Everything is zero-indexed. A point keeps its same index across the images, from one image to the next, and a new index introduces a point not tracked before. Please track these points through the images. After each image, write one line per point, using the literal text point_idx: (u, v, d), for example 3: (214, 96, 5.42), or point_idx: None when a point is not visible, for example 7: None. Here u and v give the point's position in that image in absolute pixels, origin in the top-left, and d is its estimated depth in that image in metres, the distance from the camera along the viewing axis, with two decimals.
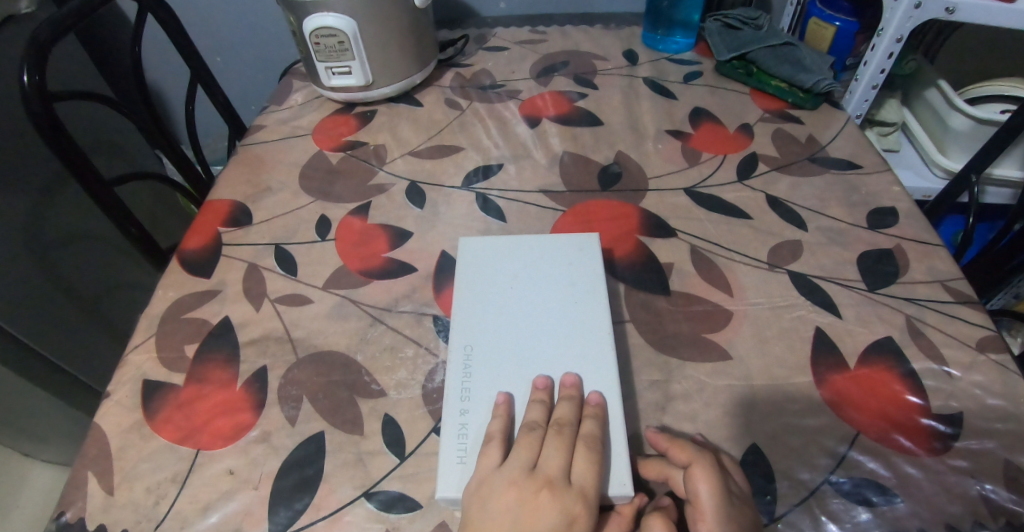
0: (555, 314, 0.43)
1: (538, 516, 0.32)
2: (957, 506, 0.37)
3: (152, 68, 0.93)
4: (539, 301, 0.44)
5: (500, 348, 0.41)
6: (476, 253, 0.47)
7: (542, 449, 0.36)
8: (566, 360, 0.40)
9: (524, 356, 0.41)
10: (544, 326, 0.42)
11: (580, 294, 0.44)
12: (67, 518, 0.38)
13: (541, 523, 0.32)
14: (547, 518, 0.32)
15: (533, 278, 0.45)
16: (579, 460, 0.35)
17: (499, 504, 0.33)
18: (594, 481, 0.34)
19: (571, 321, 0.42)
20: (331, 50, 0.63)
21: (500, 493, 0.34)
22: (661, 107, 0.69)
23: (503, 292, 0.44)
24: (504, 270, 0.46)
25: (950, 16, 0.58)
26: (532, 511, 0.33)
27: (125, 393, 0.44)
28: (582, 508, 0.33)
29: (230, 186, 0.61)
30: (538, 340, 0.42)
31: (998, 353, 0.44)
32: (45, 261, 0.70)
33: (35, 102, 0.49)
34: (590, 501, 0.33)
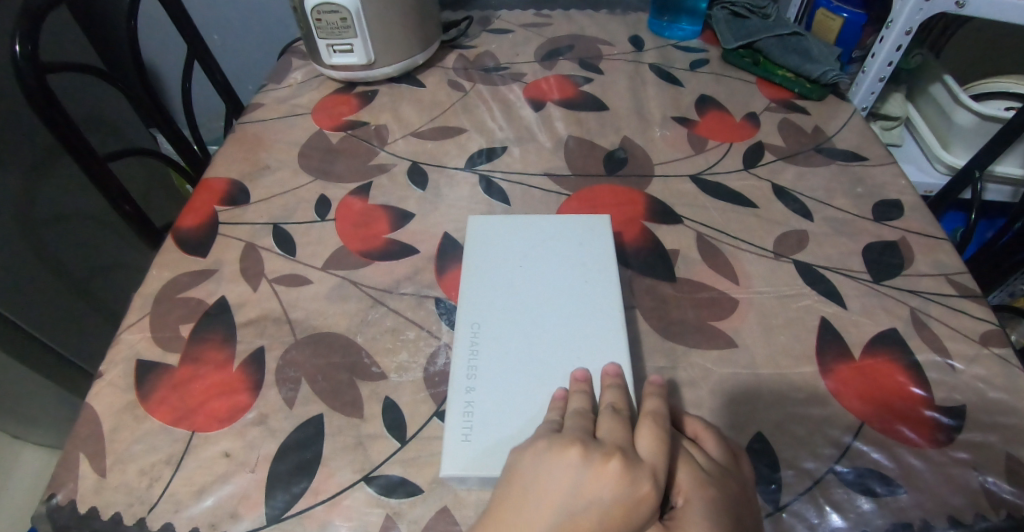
0: (568, 293, 0.42)
1: (602, 486, 0.28)
2: (959, 498, 0.37)
3: (149, 46, 0.91)
4: (550, 280, 0.43)
5: (507, 326, 0.41)
6: (484, 233, 0.47)
7: (600, 422, 0.33)
8: (574, 339, 0.40)
9: (535, 333, 0.40)
10: (551, 305, 0.42)
11: (594, 276, 0.43)
12: (57, 500, 0.37)
13: (603, 492, 0.28)
14: (611, 491, 0.28)
15: (545, 257, 0.45)
16: (648, 434, 0.31)
17: (561, 462, 0.29)
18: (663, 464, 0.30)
19: (579, 300, 0.42)
20: (332, 27, 0.61)
21: (565, 451, 0.30)
22: (667, 93, 0.68)
23: (513, 271, 0.44)
24: (514, 248, 0.46)
25: (960, 10, 0.57)
26: (599, 479, 0.28)
27: (118, 373, 0.43)
28: (651, 486, 0.29)
29: (228, 164, 0.60)
30: (547, 317, 0.41)
31: (1000, 347, 0.44)
32: (36, 238, 0.68)
33: (27, 72, 0.48)
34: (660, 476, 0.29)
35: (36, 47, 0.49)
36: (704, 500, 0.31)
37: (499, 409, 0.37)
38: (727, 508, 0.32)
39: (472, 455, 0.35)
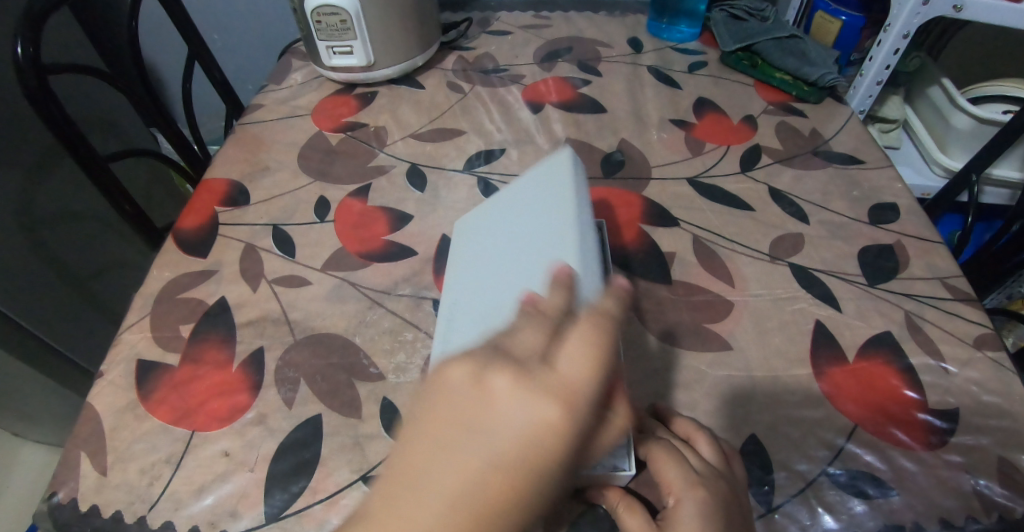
0: (523, 237, 0.40)
1: (492, 406, 0.23)
2: (951, 501, 0.37)
3: (150, 46, 0.91)
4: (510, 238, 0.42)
5: (472, 296, 0.40)
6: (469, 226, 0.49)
7: (515, 336, 0.27)
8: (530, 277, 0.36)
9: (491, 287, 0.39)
10: (510, 260, 0.39)
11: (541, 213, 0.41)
12: (58, 498, 0.38)
13: (496, 414, 0.23)
14: (502, 413, 0.23)
15: (507, 221, 0.44)
16: (567, 346, 0.26)
17: (444, 380, 0.25)
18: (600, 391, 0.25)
19: (535, 240, 0.38)
20: (333, 29, 0.62)
21: (450, 368, 0.25)
22: (666, 96, 0.68)
23: (484, 246, 0.44)
24: (486, 227, 0.46)
25: (958, 14, 0.57)
26: (485, 395, 0.24)
27: (119, 372, 0.43)
28: (557, 407, 0.24)
29: (228, 165, 0.60)
30: (502, 269, 0.39)
31: (994, 351, 0.44)
32: (37, 237, 0.68)
33: (29, 74, 0.48)
34: (596, 399, 0.25)
35: (38, 49, 0.49)
36: (698, 500, 0.32)
37: None
38: (722, 509, 0.32)
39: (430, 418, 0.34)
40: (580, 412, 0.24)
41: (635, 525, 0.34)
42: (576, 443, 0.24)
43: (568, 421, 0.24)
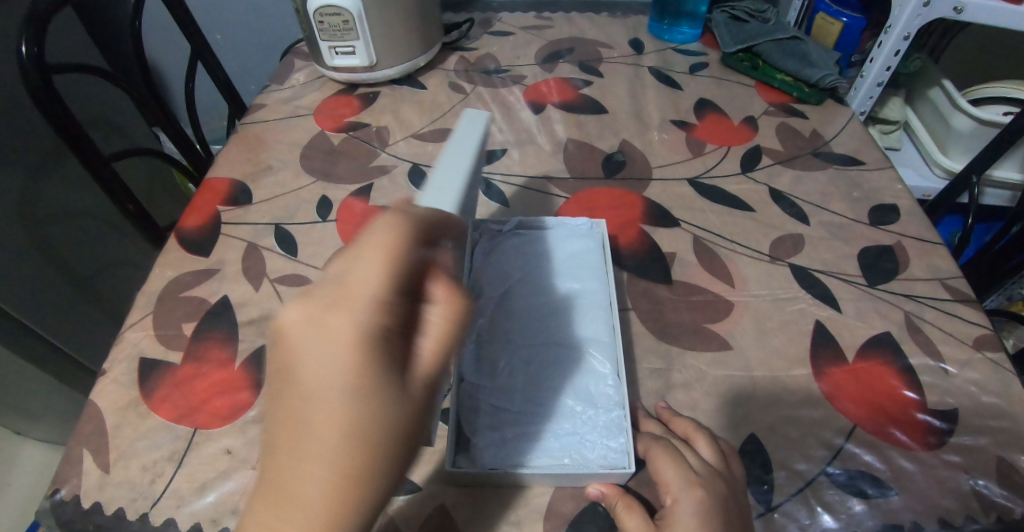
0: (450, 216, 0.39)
1: (296, 346, 0.25)
2: (949, 500, 0.37)
3: (153, 45, 0.91)
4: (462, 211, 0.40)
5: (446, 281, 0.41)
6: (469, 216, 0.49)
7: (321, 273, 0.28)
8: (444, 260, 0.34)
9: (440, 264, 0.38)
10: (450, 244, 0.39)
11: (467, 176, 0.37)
12: (61, 495, 0.38)
13: (301, 350, 0.25)
14: (308, 349, 0.25)
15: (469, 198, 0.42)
16: (354, 261, 0.27)
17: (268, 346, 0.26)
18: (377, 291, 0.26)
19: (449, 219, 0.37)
20: (335, 29, 0.62)
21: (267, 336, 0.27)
22: (667, 97, 0.68)
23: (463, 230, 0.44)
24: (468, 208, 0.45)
25: (958, 16, 0.57)
26: (288, 343, 0.25)
27: (121, 370, 0.44)
28: (348, 319, 0.25)
29: (231, 164, 0.60)
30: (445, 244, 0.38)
31: (993, 352, 0.44)
32: (40, 236, 0.69)
33: (33, 73, 0.48)
34: (367, 296, 0.26)
35: (43, 48, 0.50)
36: (695, 500, 0.32)
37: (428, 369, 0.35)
38: (721, 507, 0.32)
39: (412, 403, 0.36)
40: (370, 316, 0.26)
41: (634, 525, 0.34)
42: (366, 342, 0.25)
43: (343, 328, 0.25)
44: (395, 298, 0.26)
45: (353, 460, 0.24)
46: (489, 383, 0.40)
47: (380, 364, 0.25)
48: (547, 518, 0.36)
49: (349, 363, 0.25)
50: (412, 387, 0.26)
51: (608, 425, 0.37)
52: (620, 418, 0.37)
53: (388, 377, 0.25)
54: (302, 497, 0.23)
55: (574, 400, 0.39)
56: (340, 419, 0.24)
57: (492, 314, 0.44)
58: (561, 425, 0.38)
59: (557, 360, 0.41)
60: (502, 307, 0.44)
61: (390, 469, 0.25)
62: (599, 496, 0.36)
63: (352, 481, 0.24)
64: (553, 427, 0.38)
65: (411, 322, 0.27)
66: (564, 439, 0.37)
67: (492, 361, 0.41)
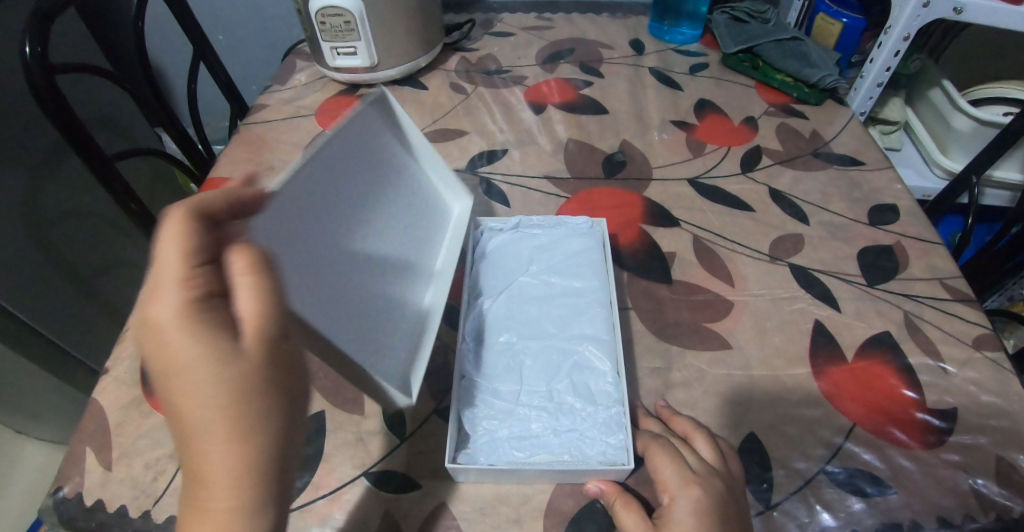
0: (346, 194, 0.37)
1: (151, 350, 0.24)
2: (948, 499, 0.37)
3: (155, 46, 0.92)
4: (365, 187, 0.39)
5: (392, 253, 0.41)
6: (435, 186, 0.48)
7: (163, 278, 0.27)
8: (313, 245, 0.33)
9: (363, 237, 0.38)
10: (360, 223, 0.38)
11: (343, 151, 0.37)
12: (64, 493, 0.38)
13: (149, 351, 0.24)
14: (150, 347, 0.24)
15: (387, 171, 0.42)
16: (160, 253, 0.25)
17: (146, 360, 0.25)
18: (180, 269, 0.24)
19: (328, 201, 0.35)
20: (336, 30, 0.62)
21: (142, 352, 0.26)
22: (667, 97, 0.69)
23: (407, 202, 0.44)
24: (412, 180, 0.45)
25: (958, 16, 0.58)
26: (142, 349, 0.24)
27: (124, 369, 0.44)
28: (164, 305, 0.24)
29: (232, 164, 0.61)
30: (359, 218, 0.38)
31: (993, 351, 0.44)
32: (42, 235, 0.69)
33: (37, 74, 0.49)
34: (167, 277, 0.24)
35: (46, 49, 0.50)
36: (693, 498, 0.33)
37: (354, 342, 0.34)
38: (719, 505, 0.33)
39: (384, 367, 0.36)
40: (181, 296, 0.24)
41: (631, 523, 0.34)
42: (187, 316, 0.24)
43: (152, 315, 0.24)
44: (192, 267, 0.25)
45: (223, 427, 0.23)
46: (491, 379, 0.40)
47: (204, 335, 0.24)
48: (547, 516, 0.36)
49: (181, 344, 0.23)
50: (247, 344, 0.24)
51: (607, 422, 0.38)
52: (620, 415, 0.38)
53: (216, 344, 0.24)
54: (211, 473, 0.23)
55: (573, 396, 0.39)
56: (195, 398, 0.23)
57: (494, 311, 0.44)
58: (561, 422, 0.38)
59: (557, 357, 0.41)
60: (503, 304, 0.44)
61: (272, 414, 0.24)
62: (598, 493, 0.36)
63: (231, 445, 0.23)
64: (553, 424, 0.38)
65: (223, 285, 0.25)
66: (564, 435, 0.37)
67: (494, 358, 0.41)
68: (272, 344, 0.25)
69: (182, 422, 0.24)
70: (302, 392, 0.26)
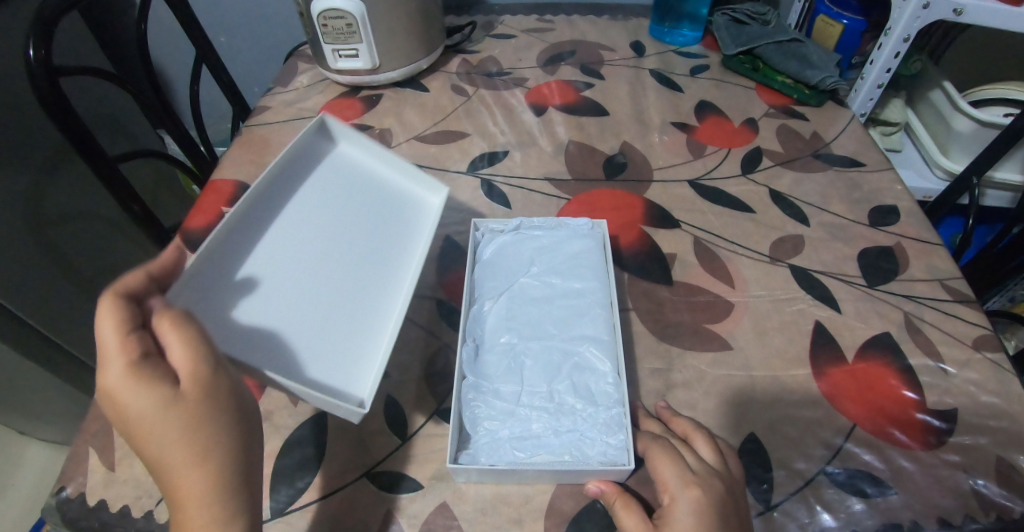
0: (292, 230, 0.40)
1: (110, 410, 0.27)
2: (948, 500, 0.37)
3: (157, 48, 0.92)
4: (305, 216, 0.41)
5: (357, 264, 0.41)
6: (400, 184, 0.48)
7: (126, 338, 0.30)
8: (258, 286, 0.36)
9: (318, 255, 0.39)
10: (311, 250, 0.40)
11: (262, 201, 0.40)
12: (67, 493, 0.38)
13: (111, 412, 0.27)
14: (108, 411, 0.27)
15: (330, 194, 0.43)
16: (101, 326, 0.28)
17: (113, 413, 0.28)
18: (115, 336, 0.27)
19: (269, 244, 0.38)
20: (338, 32, 0.62)
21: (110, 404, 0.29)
22: (668, 99, 0.69)
23: (367, 212, 0.44)
24: (368, 186, 0.46)
25: (958, 18, 0.58)
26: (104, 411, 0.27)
27: None
28: (110, 375, 0.26)
29: (234, 166, 0.61)
30: (307, 244, 0.39)
31: (993, 352, 0.44)
32: (45, 237, 0.69)
33: (41, 76, 0.49)
34: (108, 347, 0.27)
35: (50, 52, 0.50)
36: (693, 499, 0.33)
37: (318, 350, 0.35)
38: (718, 506, 0.33)
39: (354, 374, 0.36)
40: (123, 364, 0.26)
41: (632, 523, 0.34)
42: (130, 378, 0.26)
43: (100, 378, 0.27)
44: (127, 334, 0.27)
45: (190, 457, 0.27)
46: (492, 380, 0.40)
47: (146, 386, 0.26)
48: (548, 516, 0.36)
49: (128, 397, 0.26)
50: (187, 388, 0.27)
51: (608, 423, 0.38)
52: (621, 415, 0.38)
53: (160, 392, 0.27)
54: (184, 496, 0.28)
55: (574, 397, 0.39)
56: (158, 441, 0.27)
57: (495, 312, 0.44)
58: (562, 422, 0.38)
59: (558, 358, 0.41)
60: (504, 305, 0.44)
61: (229, 442, 0.28)
62: (598, 493, 0.36)
63: (198, 469, 0.27)
64: (554, 424, 0.38)
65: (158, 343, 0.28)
66: (564, 436, 0.38)
67: (495, 359, 0.41)
68: (210, 383, 0.28)
69: (147, 459, 0.27)
70: (250, 417, 0.30)
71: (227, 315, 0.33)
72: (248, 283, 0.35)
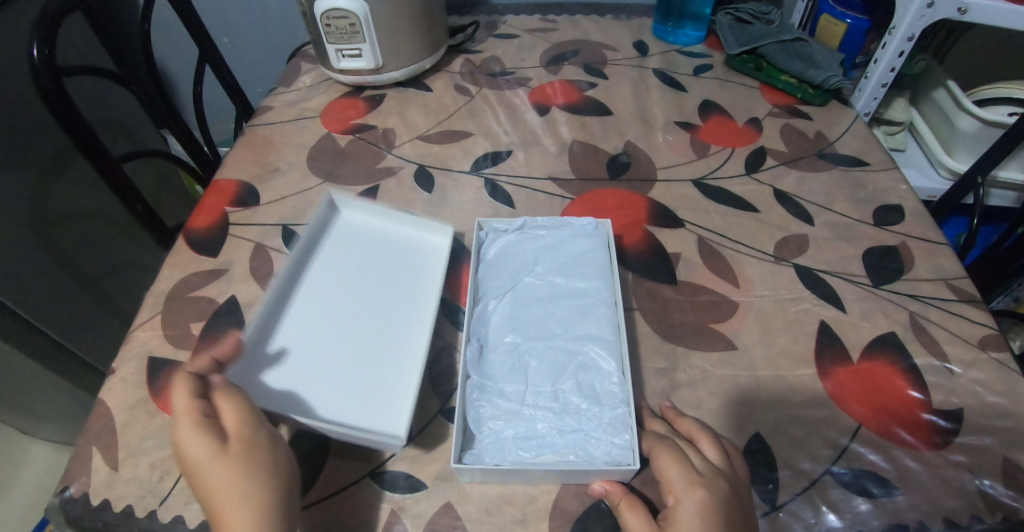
0: (325, 302, 0.47)
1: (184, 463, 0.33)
2: (954, 500, 0.37)
3: (160, 49, 0.92)
4: (333, 289, 0.48)
5: (374, 315, 0.47)
6: (412, 236, 0.53)
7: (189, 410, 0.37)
8: (304, 359, 0.43)
9: (348, 320, 0.46)
10: (343, 317, 0.46)
11: (296, 284, 0.48)
12: (70, 492, 0.38)
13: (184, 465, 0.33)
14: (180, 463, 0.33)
15: (345, 259, 0.50)
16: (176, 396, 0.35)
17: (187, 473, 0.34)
18: (185, 401, 0.33)
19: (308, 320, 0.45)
20: (341, 32, 0.62)
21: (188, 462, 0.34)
22: (671, 99, 0.69)
23: (380, 267, 0.50)
24: (384, 247, 0.52)
25: (962, 16, 0.57)
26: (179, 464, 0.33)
27: (130, 370, 0.44)
28: (182, 432, 0.33)
29: (238, 166, 0.61)
30: (334, 311, 0.46)
31: (999, 352, 0.44)
32: (48, 237, 0.69)
33: (45, 76, 0.49)
34: (179, 410, 0.33)
35: (54, 51, 0.50)
36: (698, 500, 0.33)
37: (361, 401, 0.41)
38: (722, 507, 0.33)
39: (382, 414, 0.41)
40: (190, 422, 0.33)
41: (636, 523, 0.34)
42: (194, 432, 0.32)
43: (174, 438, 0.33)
44: (194, 400, 0.34)
45: (235, 500, 0.31)
46: (497, 380, 0.40)
47: (200, 443, 0.32)
48: (552, 516, 0.36)
49: (191, 450, 0.32)
50: (232, 445, 0.32)
51: (613, 422, 0.38)
52: (625, 415, 0.38)
53: (209, 447, 0.32)
54: None
55: (579, 397, 0.39)
56: (213, 486, 0.31)
57: (499, 311, 0.44)
58: (567, 422, 0.38)
59: (563, 357, 0.41)
60: (509, 304, 0.44)
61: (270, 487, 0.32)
62: (603, 493, 0.36)
63: (243, 511, 0.31)
64: (559, 424, 0.38)
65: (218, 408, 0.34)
66: (569, 435, 0.38)
67: (499, 358, 0.41)
68: (252, 440, 0.33)
69: (207, 506, 0.32)
70: (290, 471, 0.34)
71: (283, 388, 0.41)
72: (293, 357, 0.43)
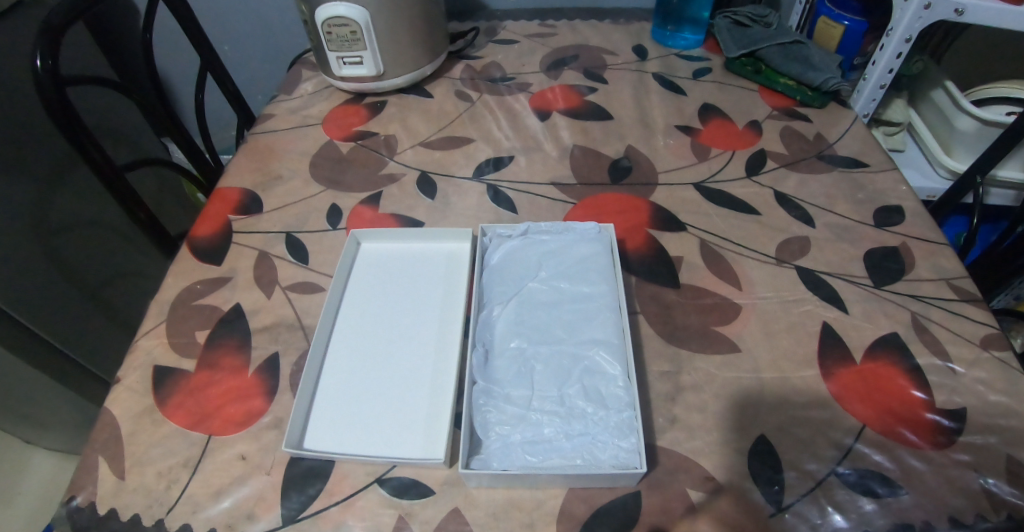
0: (366, 327, 0.47)
1: None
2: (959, 500, 0.37)
3: (162, 58, 0.93)
4: (370, 313, 0.49)
5: (415, 333, 0.47)
6: (436, 250, 0.54)
7: None
8: (356, 386, 0.44)
9: (390, 341, 0.47)
10: (385, 339, 0.47)
11: (336, 313, 0.48)
12: (77, 502, 0.38)
13: None
14: None
15: (377, 287, 0.50)
16: None
17: None
18: None
19: (352, 348, 0.46)
20: (343, 40, 0.63)
21: None
22: (671, 102, 0.69)
23: (410, 286, 0.51)
24: (411, 264, 0.52)
25: (959, 18, 0.58)
26: None
27: (135, 378, 0.44)
28: None
29: (240, 174, 0.61)
30: (374, 334, 0.47)
31: (1001, 351, 0.44)
32: (51, 247, 0.69)
33: (49, 87, 0.49)
34: None
35: (57, 61, 0.51)
36: None
37: (418, 416, 0.42)
38: None
39: (436, 428, 0.41)
40: None
41: None
42: None
43: None
44: None
45: None
46: (502, 384, 0.40)
47: None
48: (559, 520, 0.37)
49: None
50: None
51: (619, 426, 0.38)
52: (631, 419, 0.38)
53: None
54: None
55: (584, 400, 0.39)
56: None
57: (505, 317, 0.44)
58: (573, 426, 0.38)
59: (569, 362, 0.41)
60: (514, 310, 0.45)
61: None
62: None
63: None
64: (565, 428, 0.38)
65: None
66: (576, 439, 0.38)
67: (505, 364, 0.42)
68: None
69: None
70: None
71: (344, 417, 0.42)
72: (345, 385, 0.44)
